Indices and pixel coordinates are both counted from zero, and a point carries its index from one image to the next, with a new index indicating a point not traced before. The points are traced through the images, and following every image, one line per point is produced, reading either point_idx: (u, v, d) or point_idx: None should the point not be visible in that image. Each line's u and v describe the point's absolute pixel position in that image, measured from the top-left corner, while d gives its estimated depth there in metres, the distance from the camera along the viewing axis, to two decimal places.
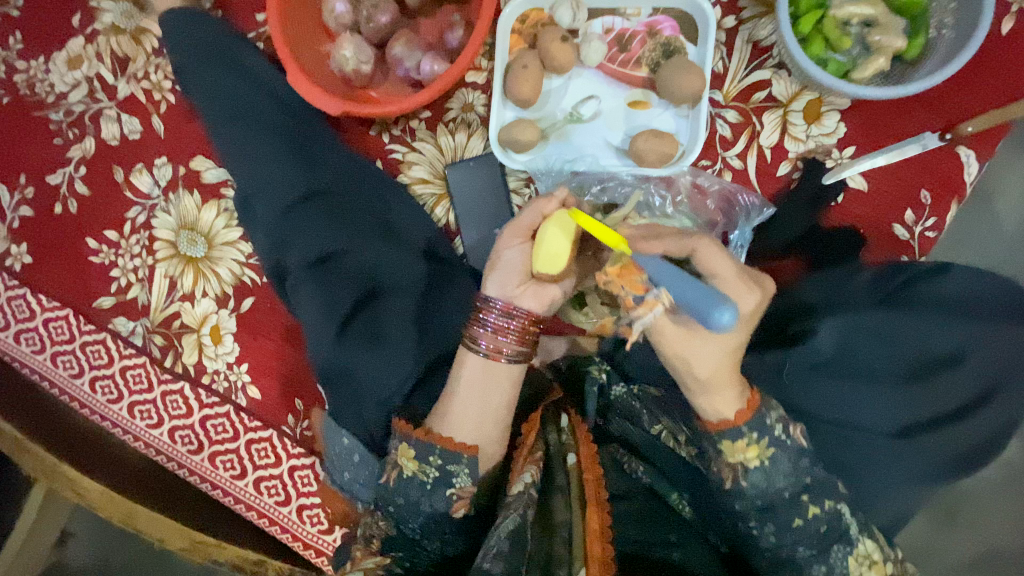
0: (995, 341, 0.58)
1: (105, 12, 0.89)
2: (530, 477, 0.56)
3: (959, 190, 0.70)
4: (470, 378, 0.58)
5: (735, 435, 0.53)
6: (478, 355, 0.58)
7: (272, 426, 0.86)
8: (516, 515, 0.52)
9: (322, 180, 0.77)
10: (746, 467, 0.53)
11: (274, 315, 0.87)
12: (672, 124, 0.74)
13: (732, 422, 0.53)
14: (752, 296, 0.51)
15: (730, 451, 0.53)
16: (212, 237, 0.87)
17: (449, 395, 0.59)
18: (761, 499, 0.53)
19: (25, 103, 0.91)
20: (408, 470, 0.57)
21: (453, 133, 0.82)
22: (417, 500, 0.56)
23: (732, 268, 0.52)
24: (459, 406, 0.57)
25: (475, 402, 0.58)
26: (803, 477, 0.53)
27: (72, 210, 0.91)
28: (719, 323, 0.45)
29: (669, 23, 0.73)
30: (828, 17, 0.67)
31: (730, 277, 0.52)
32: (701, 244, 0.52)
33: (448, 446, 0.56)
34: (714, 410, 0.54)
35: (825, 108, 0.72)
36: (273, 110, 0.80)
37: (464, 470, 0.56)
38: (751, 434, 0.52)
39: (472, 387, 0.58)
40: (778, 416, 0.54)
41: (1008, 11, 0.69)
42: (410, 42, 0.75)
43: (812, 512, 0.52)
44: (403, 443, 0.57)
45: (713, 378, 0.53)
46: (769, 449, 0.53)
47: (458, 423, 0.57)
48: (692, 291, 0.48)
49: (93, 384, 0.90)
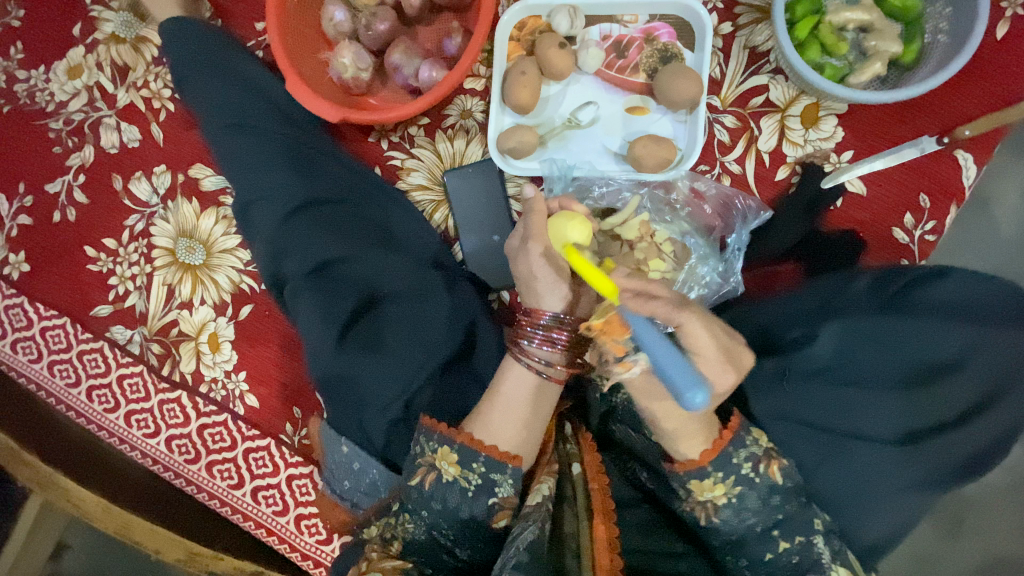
0: (993, 347, 0.58)
1: (105, 22, 0.89)
2: (547, 489, 0.56)
3: (957, 193, 0.70)
4: (519, 390, 0.58)
5: (701, 475, 0.52)
6: (528, 367, 0.58)
7: (271, 435, 0.86)
8: (534, 526, 0.51)
9: (316, 188, 0.77)
10: (717, 504, 0.53)
11: (272, 322, 0.86)
12: (670, 130, 0.74)
13: (698, 461, 0.52)
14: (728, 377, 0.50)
15: (698, 490, 0.53)
16: (211, 244, 0.87)
17: (493, 401, 0.58)
18: (735, 534, 0.53)
19: (25, 111, 0.91)
20: (449, 474, 0.56)
21: (451, 140, 0.82)
22: (456, 505, 0.55)
23: (716, 345, 0.50)
24: (500, 413, 0.57)
25: (523, 414, 0.57)
26: (777, 511, 0.52)
27: (71, 218, 0.91)
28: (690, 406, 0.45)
29: (666, 30, 0.73)
30: (824, 22, 0.68)
31: (712, 357, 0.50)
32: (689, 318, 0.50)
33: (494, 454, 0.55)
34: (680, 448, 0.53)
35: (822, 113, 0.72)
36: (272, 118, 0.80)
37: (508, 479, 0.55)
38: (717, 474, 0.52)
39: (521, 398, 0.57)
40: (747, 454, 0.53)
41: (1002, 16, 0.70)
42: (409, 50, 0.76)
43: (783, 546, 0.52)
44: (443, 447, 0.57)
45: (673, 430, 0.52)
46: (738, 486, 0.52)
47: (499, 431, 0.56)
48: (673, 367, 0.46)
49: (90, 393, 0.89)
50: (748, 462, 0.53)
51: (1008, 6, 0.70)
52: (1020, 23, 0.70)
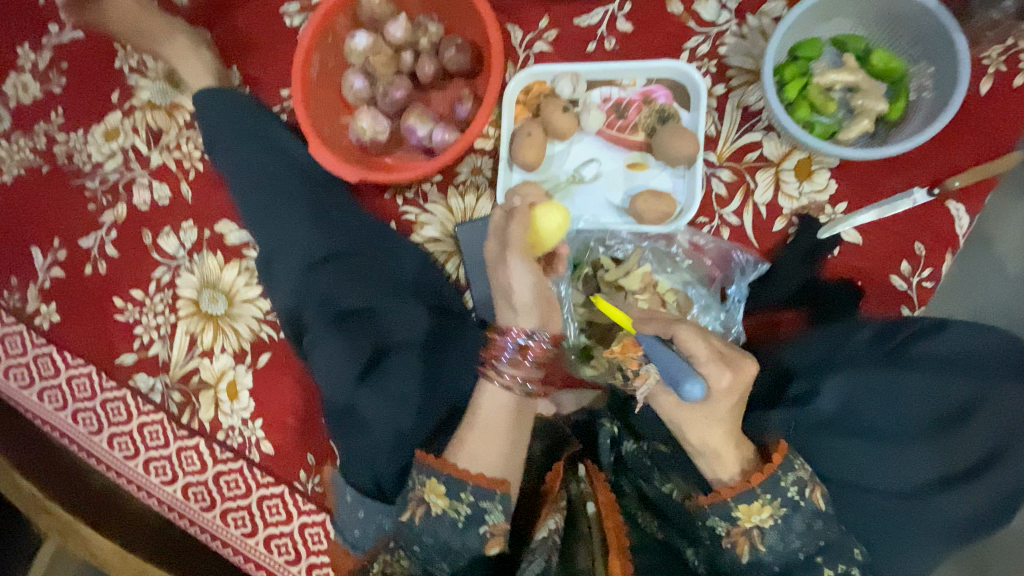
0: (995, 401, 0.59)
1: (142, 90, 0.96)
2: (554, 523, 0.57)
3: (952, 241, 0.72)
4: (495, 411, 0.60)
5: (748, 497, 0.54)
6: (500, 386, 0.61)
7: (285, 482, 0.87)
8: (540, 559, 0.54)
9: (335, 243, 0.81)
10: (764, 527, 0.54)
11: (289, 370, 0.89)
12: (670, 184, 0.78)
13: (746, 482, 0.54)
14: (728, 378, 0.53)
15: (745, 515, 0.54)
16: (233, 294, 0.91)
17: (471, 426, 0.60)
18: (779, 563, 0.54)
19: (63, 172, 0.98)
20: (437, 507, 0.57)
21: (462, 195, 0.87)
22: (448, 539, 0.56)
23: (707, 349, 0.55)
24: (475, 436, 0.59)
25: (502, 436, 0.59)
26: (820, 538, 0.54)
27: (101, 270, 0.96)
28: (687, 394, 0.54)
29: (662, 92, 0.78)
30: (812, 83, 0.72)
31: (704, 358, 0.54)
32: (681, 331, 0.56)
33: (480, 482, 0.56)
34: (719, 464, 0.56)
35: (815, 166, 0.75)
36: (295, 177, 0.86)
37: (497, 506, 0.56)
38: (765, 495, 0.53)
39: (498, 420, 0.60)
40: (795, 477, 0.54)
41: (984, 73, 0.73)
42: (423, 114, 0.81)
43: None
44: (430, 478, 0.57)
45: (700, 446, 0.56)
46: (784, 508, 0.54)
47: (480, 454, 0.58)
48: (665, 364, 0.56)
49: (112, 441, 0.92)
50: (795, 485, 0.54)
51: (989, 63, 0.73)
52: (1002, 80, 0.73)
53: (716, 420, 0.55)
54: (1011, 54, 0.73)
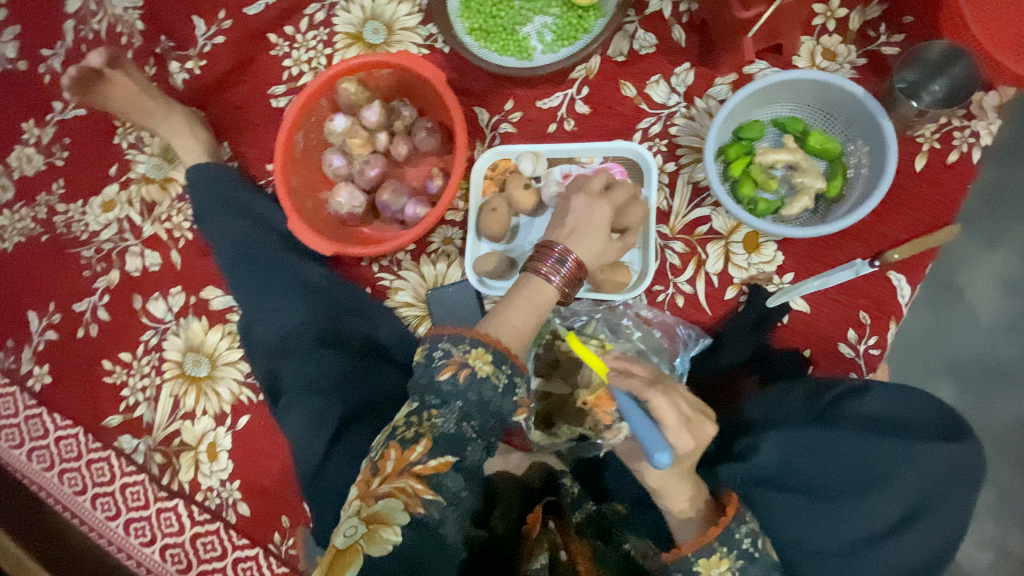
0: (925, 457, 0.61)
1: (138, 164, 1.03)
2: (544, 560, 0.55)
3: (895, 310, 0.75)
4: (526, 313, 0.61)
5: (708, 551, 0.56)
6: (545, 273, 0.63)
7: (259, 544, 0.89)
8: None
9: (321, 308, 0.86)
10: None
11: (267, 432, 0.91)
12: (626, 254, 0.81)
13: (704, 538, 0.57)
14: (691, 440, 0.55)
15: (707, 567, 0.56)
16: (216, 357, 0.95)
17: (497, 319, 0.60)
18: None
19: (61, 239, 1.04)
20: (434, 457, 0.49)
21: (434, 263, 0.91)
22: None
23: (678, 414, 0.55)
24: (511, 307, 0.61)
25: (528, 331, 0.60)
26: None
27: (93, 334, 1.00)
28: (657, 463, 0.53)
29: (618, 169, 0.83)
30: (754, 162, 0.77)
31: (676, 424, 0.54)
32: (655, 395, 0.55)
33: (514, 356, 0.56)
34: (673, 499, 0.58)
35: (762, 239, 0.79)
36: (278, 248, 0.91)
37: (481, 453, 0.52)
38: (722, 549, 0.56)
39: (527, 317, 0.61)
40: (747, 529, 0.57)
41: (918, 150, 0.78)
42: (396, 190, 0.87)
43: None
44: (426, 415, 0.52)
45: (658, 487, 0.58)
46: (739, 560, 0.57)
47: (512, 336, 0.58)
48: (643, 428, 0.55)
49: (95, 501, 0.95)
50: (748, 537, 0.57)
51: (923, 141, 0.78)
52: (934, 157, 0.78)
53: (673, 470, 0.56)
54: (944, 131, 0.78)
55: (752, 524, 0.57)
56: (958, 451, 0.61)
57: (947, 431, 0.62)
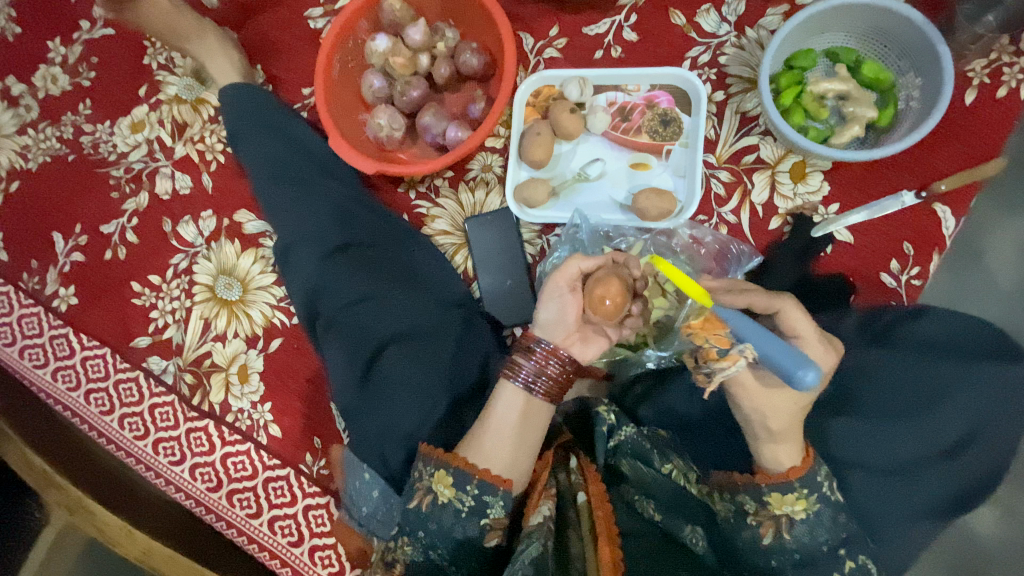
0: (981, 378, 0.62)
1: (169, 85, 1.01)
2: (547, 509, 0.59)
3: (939, 242, 0.76)
4: (510, 409, 0.63)
5: (785, 489, 0.58)
6: (517, 383, 0.64)
7: (291, 464, 0.89)
8: (538, 544, 0.55)
9: (351, 233, 0.84)
10: (794, 518, 0.58)
11: (300, 355, 0.92)
12: (671, 183, 0.82)
13: (784, 475, 0.58)
14: (830, 356, 0.58)
15: (777, 502, 0.59)
16: (248, 281, 0.94)
17: (484, 425, 0.63)
18: (800, 552, 0.58)
19: (88, 160, 1.02)
20: (444, 496, 0.59)
21: (473, 191, 0.91)
22: (450, 525, 0.59)
23: (812, 331, 0.59)
24: (495, 437, 0.62)
25: (511, 438, 0.62)
26: (843, 530, 0.57)
27: (121, 256, 0.99)
28: (808, 382, 0.54)
29: (665, 97, 0.83)
30: (806, 91, 0.76)
31: (811, 338, 0.58)
32: (789, 306, 0.59)
33: (487, 477, 0.59)
34: (775, 457, 0.59)
35: (809, 169, 0.79)
36: (313, 169, 0.89)
37: (499, 500, 0.59)
38: (802, 489, 0.58)
39: (512, 422, 0.62)
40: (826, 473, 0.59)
41: (969, 84, 0.78)
42: (437, 112, 0.86)
43: (851, 567, 0.57)
44: (440, 470, 0.60)
45: (778, 430, 0.58)
46: (816, 503, 0.58)
47: (492, 455, 0.61)
48: (780, 352, 0.55)
49: (122, 421, 0.94)
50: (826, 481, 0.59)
51: (973, 76, 0.78)
52: (985, 92, 0.77)
53: (787, 405, 0.58)
54: (994, 67, 0.77)
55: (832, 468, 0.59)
56: (1015, 374, 0.62)
57: (1005, 356, 0.63)
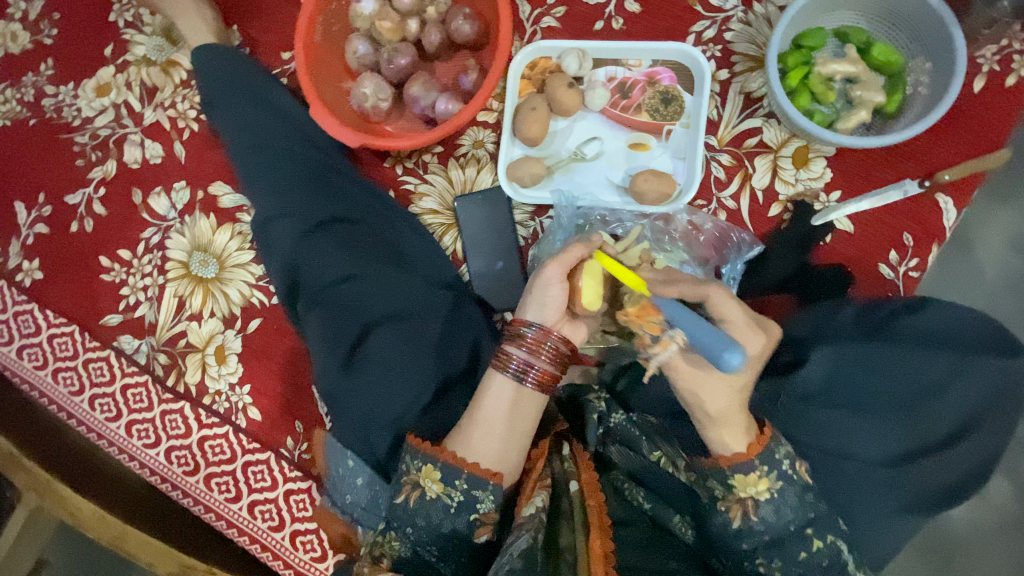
0: (978, 372, 0.61)
1: (137, 45, 0.94)
2: (541, 501, 0.57)
3: (939, 233, 0.74)
4: (498, 402, 0.60)
5: (747, 468, 0.55)
6: (508, 375, 0.61)
7: (271, 448, 0.87)
8: (528, 535, 0.53)
9: (338, 207, 0.80)
10: (758, 499, 0.55)
11: (279, 337, 0.88)
12: (670, 165, 0.78)
13: (744, 454, 0.55)
14: (759, 341, 0.57)
15: (743, 484, 0.55)
16: (224, 258, 0.90)
17: (472, 418, 0.60)
18: (770, 534, 0.55)
19: (51, 125, 0.95)
20: (433, 491, 0.58)
21: (463, 168, 0.87)
22: (439, 522, 0.57)
23: (740, 315, 0.57)
24: (483, 431, 0.59)
25: (500, 429, 0.59)
26: (810, 510, 0.55)
27: (88, 229, 0.93)
28: (729, 365, 0.54)
29: (667, 74, 0.79)
30: (813, 72, 0.73)
31: (740, 323, 0.57)
32: (715, 292, 0.58)
33: (475, 470, 0.57)
34: (723, 443, 0.56)
35: (812, 154, 0.77)
36: (293, 140, 0.83)
37: (489, 496, 0.57)
38: (763, 467, 0.55)
39: (500, 412, 0.60)
40: (784, 451, 0.57)
41: (978, 71, 0.75)
42: (427, 83, 0.81)
43: (817, 545, 0.54)
44: (428, 465, 0.58)
45: (718, 412, 0.56)
46: (779, 482, 0.55)
47: (480, 447, 0.58)
48: (707, 335, 0.55)
49: (93, 402, 0.90)
50: (786, 459, 0.56)
51: (983, 63, 0.75)
52: (994, 78, 0.75)
53: (735, 384, 0.56)
54: (1005, 54, 0.75)
55: (789, 446, 0.56)
56: (1015, 368, 0.61)
57: (1006, 349, 0.62)
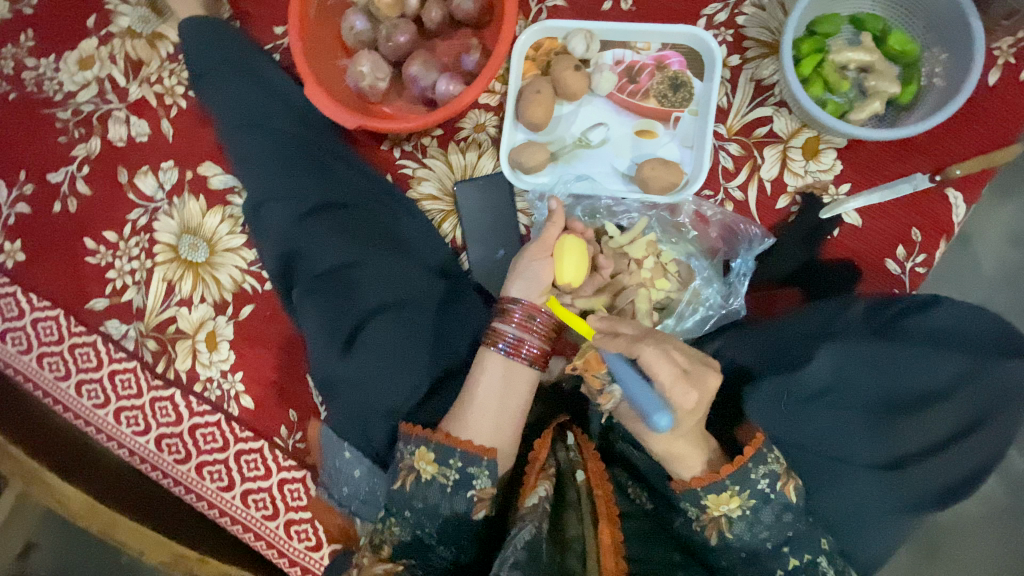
0: (982, 376, 0.60)
1: (121, 16, 0.89)
2: (545, 490, 0.55)
3: (947, 228, 0.74)
4: (489, 381, 0.59)
5: (718, 488, 0.53)
6: (500, 352, 0.60)
7: (264, 437, 0.85)
8: (531, 526, 0.51)
9: (339, 192, 0.77)
10: (731, 518, 0.54)
11: (272, 323, 0.86)
12: (677, 154, 0.76)
13: (713, 475, 0.53)
14: (692, 398, 0.49)
15: (714, 503, 0.54)
16: (215, 242, 0.87)
17: (465, 399, 0.59)
18: (746, 549, 0.55)
19: (31, 99, 0.90)
20: (427, 473, 0.56)
21: (463, 152, 0.84)
22: (436, 502, 0.55)
23: (671, 369, 0.50)
24: (477, 410, 0.58)
25: (492, 407, 0.58)
26: (787, 529, 0.54)
27: (72, 209, 0.90)
28: (657, 427, 0.50)
29: (677, 59, 0.76)
30: (827, 60, 0.71)
31: (672, 382, 0.50)
32: (644, 348, 0.51)
33: (469, 449, 0.56)
34: (685, 466, 0.54)
35: (822, 145, 0.75)
36: (286, 120, 0.80)
37: (485, 471, 0.56)
38: (734, 487, 0.53)
39: (492, 391, 0.59)
40: (765, 469, 0.54)
41: (994, 64, 0.73)
42: (427, 62, 0.77)
43: (793, 563, 0.54)
44: (421, 448, 0.57)
45: (671, 455, 0.54)
46: (752, 498, 0.54)
47: (473, 425, 0.57)
48: (640, 395, 0.52)
49: (79, 388, 0.88)
50: (766, 477, 0.54)
51: (1000, 55, 0.73)
52: (1010, 72, 0.73)
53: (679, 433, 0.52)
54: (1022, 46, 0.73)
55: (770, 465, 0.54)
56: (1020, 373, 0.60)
57: (1011, 350, 0.61)
